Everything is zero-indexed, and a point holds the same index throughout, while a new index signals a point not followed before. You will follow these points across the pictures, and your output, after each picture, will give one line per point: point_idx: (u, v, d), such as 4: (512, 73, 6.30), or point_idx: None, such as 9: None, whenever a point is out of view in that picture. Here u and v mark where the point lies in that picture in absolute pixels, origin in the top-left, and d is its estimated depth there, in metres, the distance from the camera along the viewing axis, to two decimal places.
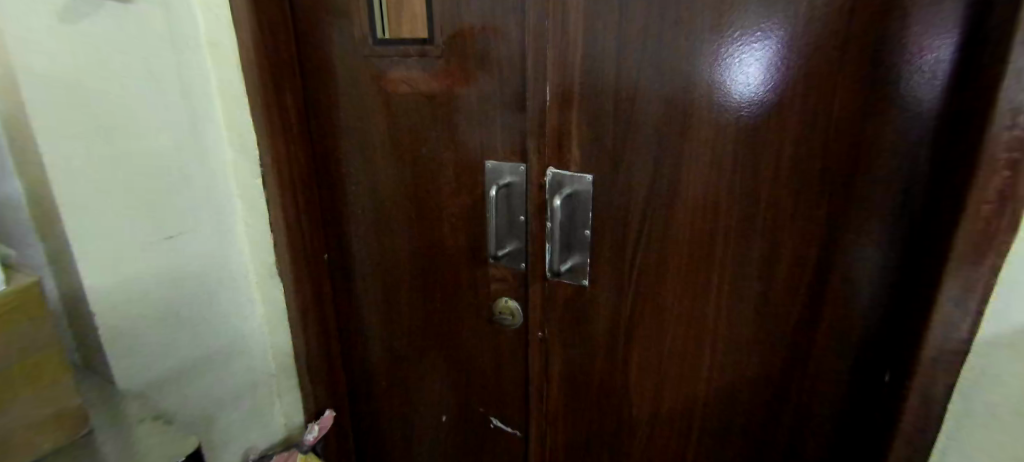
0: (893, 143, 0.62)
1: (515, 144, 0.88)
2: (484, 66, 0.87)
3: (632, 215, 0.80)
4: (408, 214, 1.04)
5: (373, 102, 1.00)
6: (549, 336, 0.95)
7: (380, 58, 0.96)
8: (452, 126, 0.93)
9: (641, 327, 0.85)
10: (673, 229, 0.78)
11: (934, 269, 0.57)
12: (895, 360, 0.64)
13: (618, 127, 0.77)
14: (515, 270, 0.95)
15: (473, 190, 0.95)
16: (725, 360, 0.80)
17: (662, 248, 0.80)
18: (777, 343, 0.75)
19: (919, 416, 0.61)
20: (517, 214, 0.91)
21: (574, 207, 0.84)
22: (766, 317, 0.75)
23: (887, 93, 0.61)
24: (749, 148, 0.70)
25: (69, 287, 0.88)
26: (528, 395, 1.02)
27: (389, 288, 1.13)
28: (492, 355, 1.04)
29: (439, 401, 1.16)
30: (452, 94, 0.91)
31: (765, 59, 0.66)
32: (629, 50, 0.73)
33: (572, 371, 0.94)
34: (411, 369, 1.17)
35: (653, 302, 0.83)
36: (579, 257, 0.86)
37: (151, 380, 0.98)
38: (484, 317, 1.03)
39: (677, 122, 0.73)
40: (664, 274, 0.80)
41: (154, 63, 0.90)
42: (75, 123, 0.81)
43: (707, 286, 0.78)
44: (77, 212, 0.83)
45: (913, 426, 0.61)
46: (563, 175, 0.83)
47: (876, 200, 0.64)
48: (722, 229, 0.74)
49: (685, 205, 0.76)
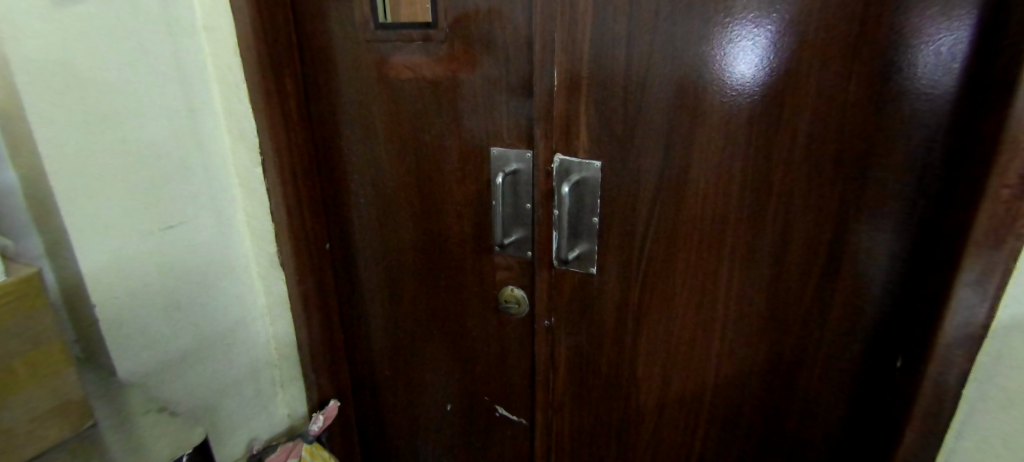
0: (908, 126, 0.61)
1: (522, 129, 0.86)
2: (489, 50, 0.85)
3: (641, 202, 0.79)
4: (412, 201, 1.03)
5: (376, 87, 0.98)
6: (555, 325, 0.94)
7: (382, 43, 0.94)
8: (456, 112, 0.92)
9: (649, 314, 0.84)
10: (683, 216, 0.77)
11: (951, 255, 0.57)
12: (908, 346, 0.63)
13: (628, 112, 0.76)
14: (521, 258, 0.94)
15: (478, 177, 0.94)
16: (734, 347, 0.79)
17: (671, 234, 0.79)
18: (788, 329, 0.74)
19: (934, 400, 0.60)
20: (523, 202, 0.90)
21: (581, 195, 0.83)
22: (777, 304, 0.74)
23: (903, 76, 0.60)
24: (763, 132, 0.69)
25: (68, 277, 0.87)
26: (534, 383, 1.02)
27: (393, 277, 1.12)
28: (498, 343, 1.04)
29: (443, 390, 1.16)
30: (457, 79, 0.90)
31: (777, 41, 0.65)
32: (639, 33, 0.72)
33: (579, 359, 0.94)
34: (415, 359, 1.16)
35: (661, 289, 0.82)
36: (587, 244, 0.85)
37: (152, 371, 0.97)
38: (490, 306, 1.02)
39: (688, 106, 0.72)
40: (674, 261, 0.80)
41: (151, 50, 0.88)
42: (71, 110, 0.79)
43: (715, 272, 0.77)
44: (75, 202, 0.82)
45: (927, 411, 0.61)
46: (571, 161, 0.82)
47: (891, 184, 0.63)
48: (732, 214, 0.74)
49: (696, 191, 0.75)
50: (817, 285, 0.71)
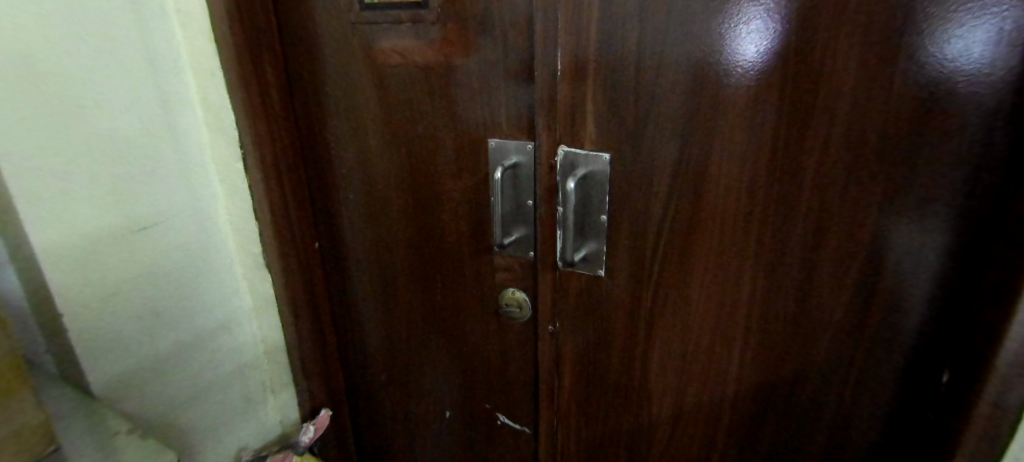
0: (963, 113, 0.53)
1: (522, 119, 0.79)
2: (486, 32, 0.77)
3: (655, 199, 0.72)
4: (405, 198, 0.96)
5: (364, 74, 0.90)
6: (560, 330, 0.87)
7: (368, 26, 0.86)
8: (450, 100, 0.84)
9: (663, 320, 0.78)
10: (701, 213, 0.70)
11: (1014, 261, 0.50)
12: (959, 359, 0.57)
13: (640, 98, 0.68)
14: (523, 259, 0.87)
15: (475, 171, 0.86)
16: (757, 356, 0.72)
17: (688, 234, 0.71)
18: (818, 338, 0.67)
19: (990, 424, 0.53)
20: (524, 199, 0.83)
21: (588, 191, 0.75)
22: (807, 310, 0.67)
23: (958, 56, 0.52)
24: (793, 121, 0.61)
25: (34, 286, 0.80)
26: (538, 391, 0.95)
27: (387, 278, 1.05)
28: (499, 348, 0.97)
29: (442, 396, 1.10)
30: (450, 63, 0.82)
31: (811, 17, 0.57)
32: (652, 10, 0.64)
33: (586, 367, 0.87)
34: (411, 363, 1.10)
35: (676, 293, 0.75)
36: (594, 245, 0.78)
37: (131, 383, 0.90)
38: (490, 310, 0.95)
39: (708, 92, 0.64)
40: (690, 263, 0.73)
41: (118, 36, 0.80)
42: (29, 103, 0.72)
43: (737, 274, 0.70)
44: (37, 204, 0.75)
45: (981, 435, 0.54)
46: (576, 154, 0.74)
47: (942, 178, 0.56)
48: (757, 211, 0.66)
49: (716, 187, 0.68)
50: (852, 290, 0.64)
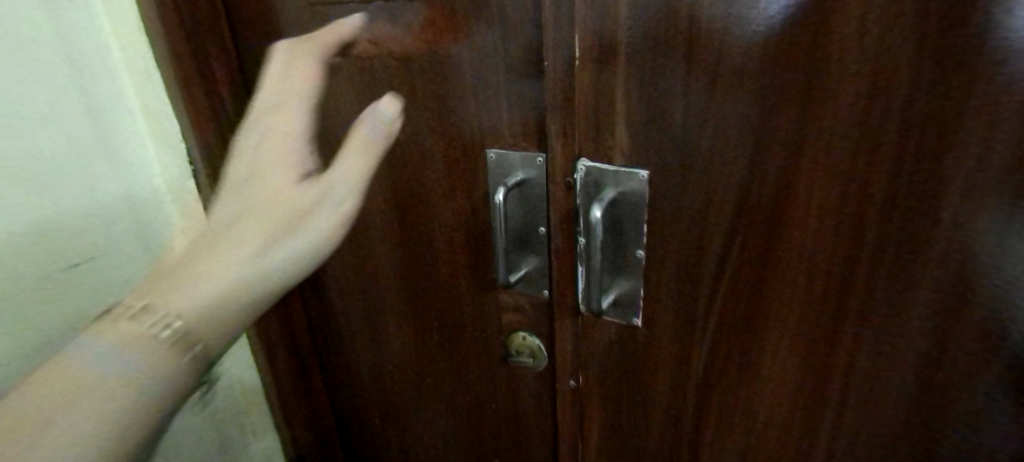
0: None
1: (529, 124, 0.60)
2: (479, 9, 0.58)
3: (710, 232, 0.53)
4: (389, 220, 0.78)
5: (330, 69, 0.72)
6: (583, 387, 0.69)
7: (331, 7, 0.67)
8: (437, 99, 0.66)
9: (719, 385, 0.59)
10: (777, 255, 0.50)
11: None
12: None
13: (691, 93, 0.48)
14: (535, 298, 0.70)
15: (473, 189, 0.68)
16: (849, 439, 0.54)
17: (757, 280, 0.52)
18: (947, 429, 0.48)
19: None
20: (535, 225, 0.65)
21: (619, 218, 0.57)
22: (934, 393, 0.48)
23: None
24: (930, 127, 0.40)
25: None
26: (558, 453, 0.78)
27: (375, 313, 0.88)
28: (509, 399, 0.80)
29: (444, 447, 0.93)
30: (434, 52, 0.63)
31: None
32: None
33: (617, 431, 0.70)
34: (408, 409, 0.94)
35: (736, 352, 0.57)
36: (627, 286, 0.60)
37: None
38: (496, 355, 0.78)
39: (795, 87, 0.44)
40: (759, 317, 0.54)
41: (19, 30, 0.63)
42: None
43: (829, 334, 0.51)
44: None
45: None
46: (602, 170, 0.55)
47: None
48: (865, 252, 0.46)
49: (801, 220, 0.48)
50: (1020, 374, 0.43)
